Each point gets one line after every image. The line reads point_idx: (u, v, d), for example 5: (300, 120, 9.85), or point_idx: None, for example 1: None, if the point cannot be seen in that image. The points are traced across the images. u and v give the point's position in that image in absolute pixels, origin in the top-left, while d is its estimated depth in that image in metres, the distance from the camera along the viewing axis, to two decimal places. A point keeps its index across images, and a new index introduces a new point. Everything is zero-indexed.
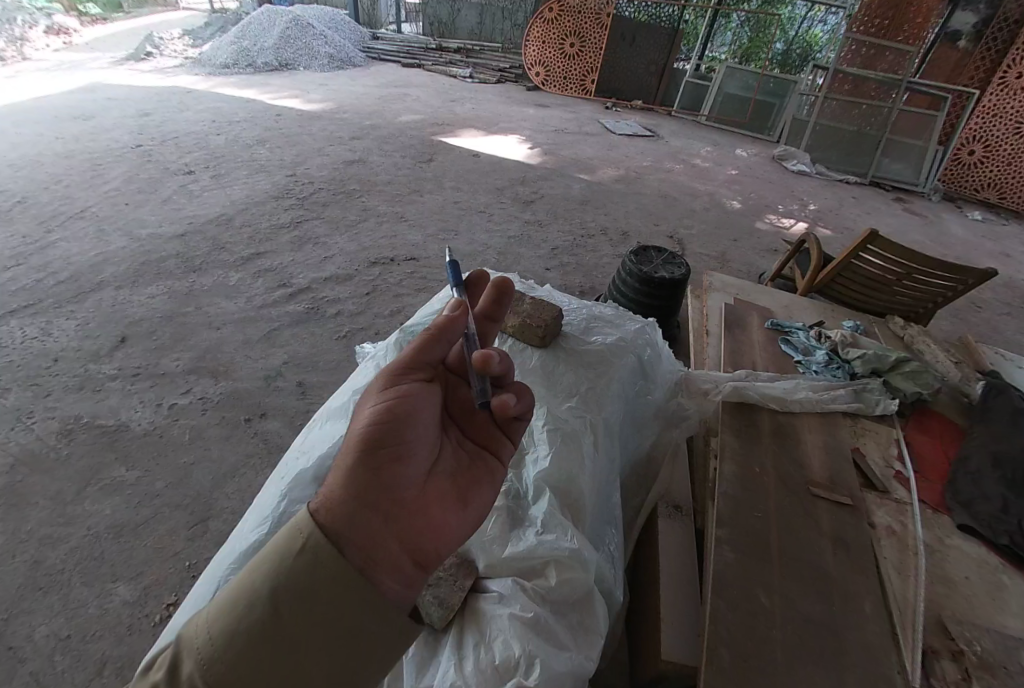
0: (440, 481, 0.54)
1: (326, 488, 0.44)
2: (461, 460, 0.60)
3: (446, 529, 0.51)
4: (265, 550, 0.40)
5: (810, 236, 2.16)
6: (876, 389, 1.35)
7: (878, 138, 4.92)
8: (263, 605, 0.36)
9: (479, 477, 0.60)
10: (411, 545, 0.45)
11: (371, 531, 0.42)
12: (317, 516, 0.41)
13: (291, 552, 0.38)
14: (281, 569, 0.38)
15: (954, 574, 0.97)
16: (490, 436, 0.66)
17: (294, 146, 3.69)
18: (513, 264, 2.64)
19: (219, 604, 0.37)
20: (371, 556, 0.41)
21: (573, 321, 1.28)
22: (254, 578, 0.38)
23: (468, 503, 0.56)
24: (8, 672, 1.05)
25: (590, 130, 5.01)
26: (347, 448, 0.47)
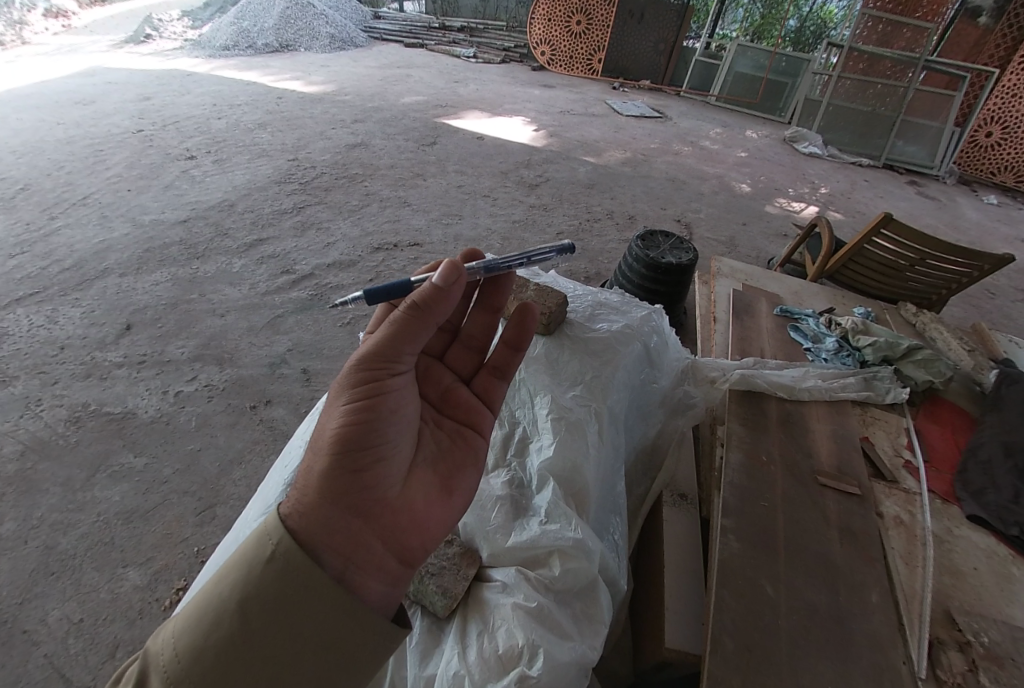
0: (421, 473, 0.54)
1: (294, 492, 0.43)
2: (442, 447, 0.61)
3: (430, 521, 0.51)
4: (235, 558, 0.39)
5: (821, 221, 2.11)
6: (886, 377, 1.33)
7: (893, 118, 4.78)
8: (231, 618, 0.36)
9: (462, 463, 0.61)
10: (393, 543, 0.46)
11: (349, 535, 0.42)
12: (289, 522, 0.40)
13: (258, 562, 0.38)
14: (250, 580, 0.37)
15: (961, 564, 0.96)
16: (471, 418, 0.68)
17: (296, 130, 3.65)
18: (517, 250, 2.62)
19: (186, 616, 0.37)
20: (351, 558, 0.41)
21: (578, 308, 1.26)
22: (221, 588, 0.37)
23: (453, 492, 0.57)
24: (23, 654, 1.08)
25: (596, 111, 4.91)
26: (317, 452, 0.45)
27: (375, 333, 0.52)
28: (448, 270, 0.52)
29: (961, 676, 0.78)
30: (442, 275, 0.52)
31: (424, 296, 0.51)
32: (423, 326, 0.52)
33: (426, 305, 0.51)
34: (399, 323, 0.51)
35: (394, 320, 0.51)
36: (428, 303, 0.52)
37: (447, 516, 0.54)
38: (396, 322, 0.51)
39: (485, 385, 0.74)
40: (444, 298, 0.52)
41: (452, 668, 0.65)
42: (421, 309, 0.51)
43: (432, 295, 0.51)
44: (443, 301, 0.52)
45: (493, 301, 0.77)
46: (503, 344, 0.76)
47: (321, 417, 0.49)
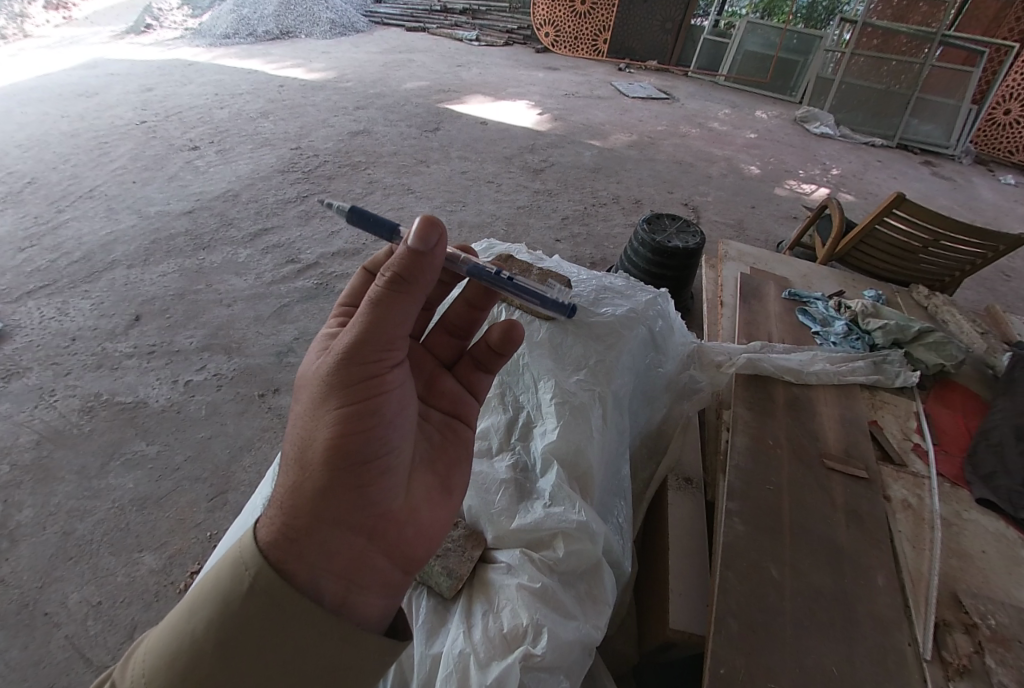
0: (420, 475, 0.55)
1: (277, 516, 0.41)
2: (436, 444, 0.61)
3: (434, 523, 0.53)
4: (207, 590, 0.38)
5: (831, 202, 2.07)
6: (896, 360, 1.31)
7: (907, 96, 4.65)
8: (211, 655, 0.36)
9: (453, 459, 0.61)
10: (396, 555, 0.47)
11: (351, 556, 0.42)
12: (271, 553, 0.39)
13: (235, 596, 0.37)
14: (226, 613, 0.37)
15: (970, 548, 0.95)
16: (458, 410, 0.69)
17: (298, 118, 3.63)
18: (521, 236, 2.60)
19: (161, 650, 0.37)
20: (353, 580, 0.42)
21: (582, 293, 1.24)
22: (196, 624, 0.37)
23: (452, 489, 0.58)
24: (45, 636, 1.11)
25: (602, 93, 4.82)
26: (308, 469, 0.43)
27: (358, 321, 0.47)
28: (425, 229, 0.45)
29: (966, 658, 0.78)
30: (421, 237, 0.44)
31: (403, 265, 0.45)
32: (407, 305, 0.47)
33: (406, 275, 0.46)
34: (383, 304, 0.45)
35: (375, 300, 0.46)
36: (408, 276, 0.46)
37: (449, 514, 0.55)
38: (378, 306, 0.46)
39: (467, 377, 0.74)
40: (425, 264, 0.46)
41: (458, 646, 0.66)
42: (405, 286, 0.46)
43: (410, 262, 0.45)
44: (426, 265, 0.46)
45: (477, 294, 0.76)
46: (485, 345, 0.73)
47: (304, 423, 0.46)
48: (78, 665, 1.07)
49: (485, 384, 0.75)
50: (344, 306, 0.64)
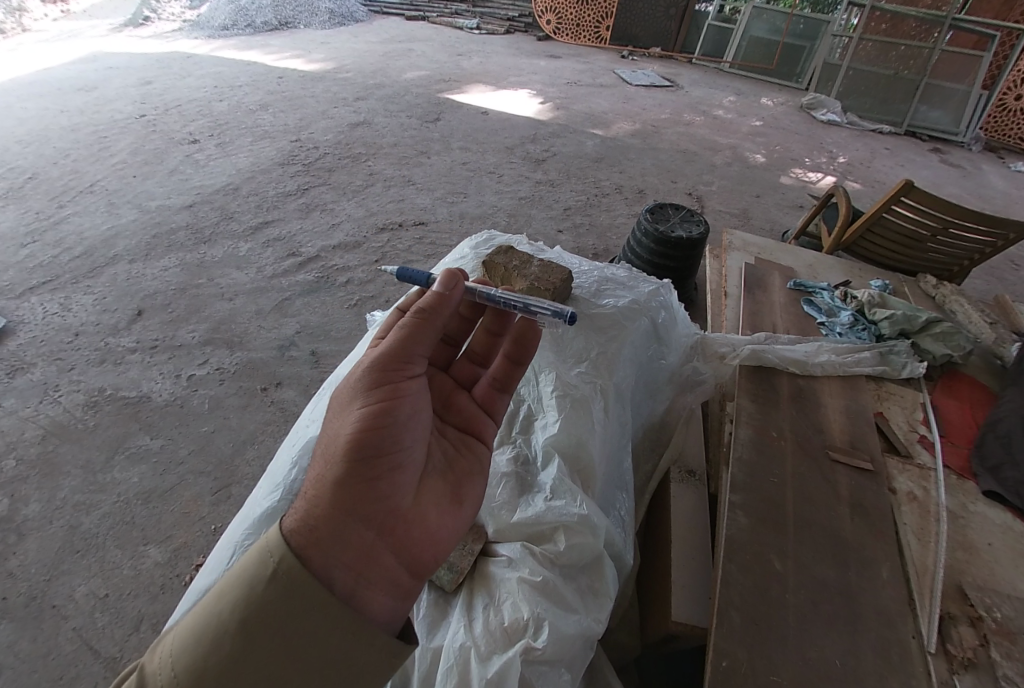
0: (430, 482, 0.54)
1: (300, 505, 0.42)
2: (448, 455, 0.60)
3: (442, 532, 0.51)
4: (235, 573, 0.38)
5: (837, 190, 2.04)
6: (902, 352, 1.29)
7: (916, 82, 4.57)
8: (230, 638, 0.34)
9: (468, 472, 0.61)
10: (405, 555, 0.46)
11: (362, 548, 0.42)
12: (292, 537, 0.39)
13: (259, 581, 0.36)
14: (251, 595, 0.36)
15: (976, 540, 0.94)
16: (474, 426, 0.68)
17: (297, 110, 3.60)
18: (523, 227, 2.58)
19: (185, 632, 0.36)
20: (363, 572, 0.41)
21: (584, 284, 1.23)
22: (218, 607, 0.36)
23: (462, 499, 0.57)
24: (53, 628, 1.12)
25: (604, 81, 4.76)
26: (331, 460, 0.45)
27: (388, 340, 0.54)
28: (446, 279, 0.58)
29: (971, 651, 0.78)
30: (442, 284, 0.58)
31: (429, 302, 0.55)
32: (426, 331, 0.55)
33: (429, 308, 0.55)
34: (410, 327, 0.54)
35: (402, 328, 0.54)
36: (432, 309, 0.55)
37: (456, 526, 0.54)
38: (406, 328, 0.54)
39: (486, 397, 0.74)
40: (445, 302, 0.57)
41: (458, 639, 0.65)
42: (427, 314, 0.55)
43: (435, 302, 0.56)
44: (445, 304, 0.56)
45: (494, 325, 0.80)
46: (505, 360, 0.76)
47: (331, 424, 0.49)
48: (86, 656, 1.08)
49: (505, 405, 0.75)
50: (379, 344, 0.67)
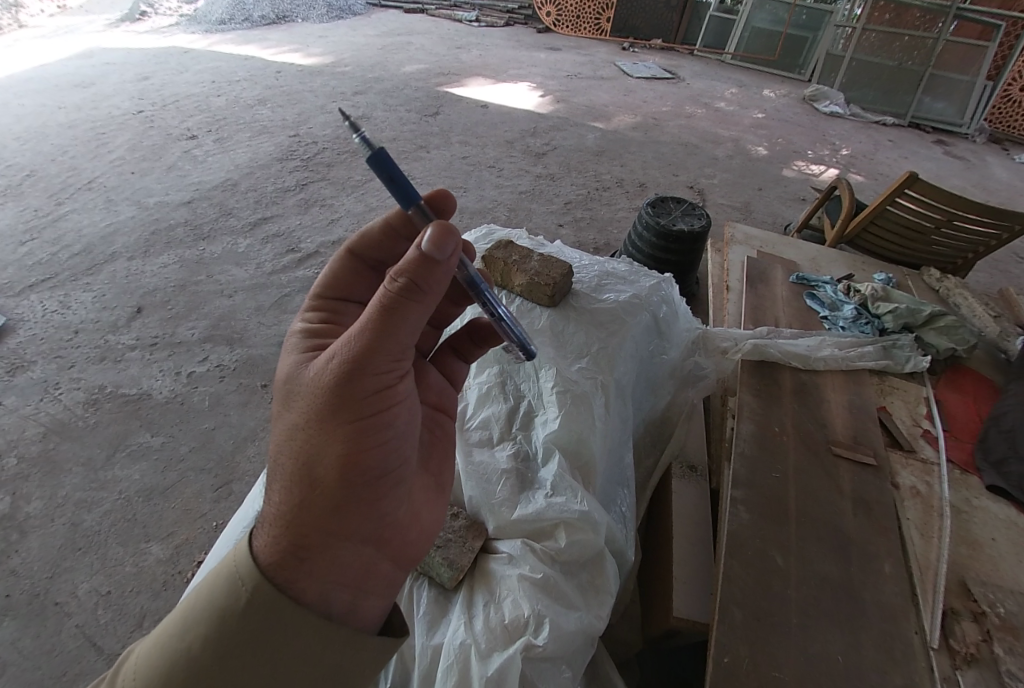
0: (417, 479, 0.54)
1: (282, 536, 0.39)
2: (426, 444, 0.60)
3: (429, 522, 0.53)
4: (202, 606, 0.37)
5: (840, 182, 2.02)
6: (906, 345, 1.28)
7: (919, 73, 4.53)
8: (212, 676, 0.34)
9: (441, 455, 0.61)
10: (400, 557, 0.48)
11: (357, 566, 0.42)
12: (274, 571, 0.38)
13: (232, 615, 0.35)
14: (224, 631, 0.35)
15: (979, 535, 0.94)
16: (442, 402, 0.68)
17: (296, 104, 3.57)
18: (523, 221, 2.57)
19: (157, 669, 0.35)
20: (361, 587, 0.43)
21: (584, 278, 1.22)
22: (189, 641, 0.35)
23: (443, 486, 0.58)
24: (56, 625, 1.13)
25: (605, 74, 4.72)
26: (317, 486, 0.41)
27: (364, 323, 0.42)
28: (440, 236, 0.43)
29: (974, 646, 0.77)
30: (431, 243, 0.43)
31: (411, 276, 0.42)
32: (417, 315, 0.43)
33: (418, 284, 0.42)
34: (397, 316, 0.42)
35: (386, 310, 0.42)
36: (421, 283, 0.43)
37: (441, 514, 0.56)
38: (389, 317, 0.42)
39: (448, 367, 0.74)
40: (438, 274, 0.44)
41: (459, 637, 0.65)
42: (418, 295, 0.43)
43: (421, 270, 0.42)
44: (438, 272, 0.44)
45: (463, 290, 0.75)
46: (466, 333, 0.76)
47: (302, 430, 0.42)
48: (89, 653, 1.09)
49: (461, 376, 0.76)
50: (322, 296, 0.63)
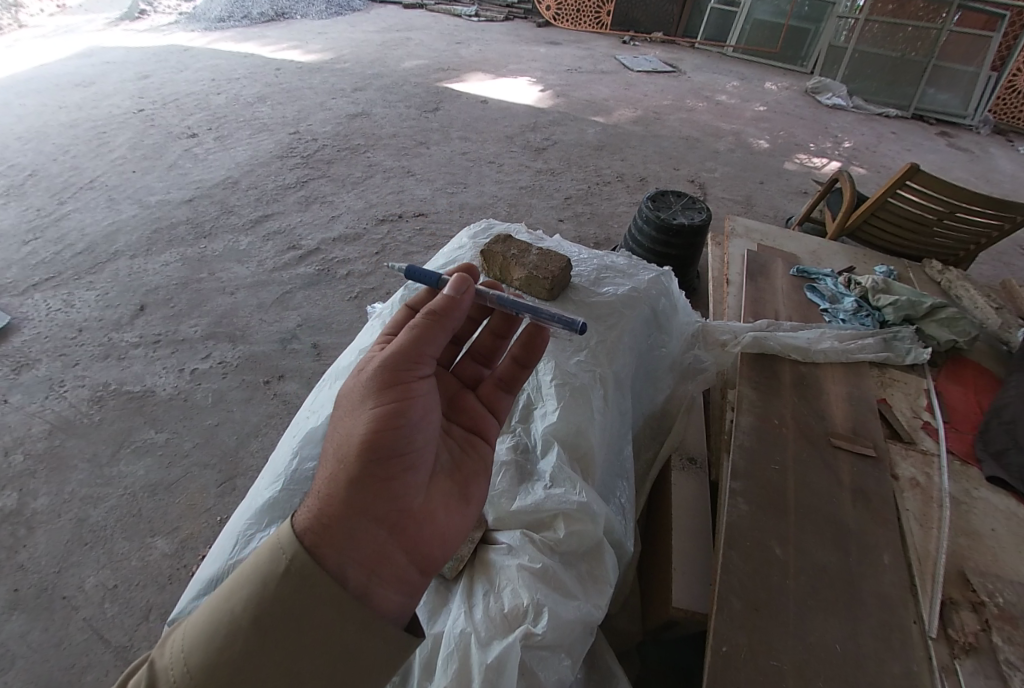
0: (440, 482, 0.54)
1: (314, 503, 0.42)
2: (456, 456, 0.60)
3: (449, 529, 0.51)
4: (246, 568, 0.38)
5: (842, 175, 2.01)
6: (907, 338, 1.28)
7: (923, 64, 4.49)
8: (242, 636, 0.35)
9: (473, 473, 0.60)
10: (416, 554, 0.46)
11: (374, 546, 0.42)
12: (303, 534, 0.39)
13: (270, 576, 0.37)
14: (262, 591, 0.36)
15: (979, 526, 0.94)
16: (479, 426, 0.67)
17: (296, 101, 3.57)
18: (523, 216, 2.57)
19: (197, 629, 0.36)
20: (375, 570, 0.41)
21: (583, 272, 1.22)
22: (232, 603, 0.36)
23: (469, 499, 0.56)
24: (64, 618, 1.14)
25: (605, 68, 4.69)
26: (344, 460, 0.44)
27: (399, 338, 0.51)
28: (459, 281, 0.55)
29: (972, 636, 0.78)
30: (454, 285, 0.55)
31: (440, 303, 0.53)
32: (438, 331, 0.52)
33: (442, 310, 0.53)
34: (423, 328, 0.51)
35: (414, 325, 0.51)
36: (445, 311, 0.53)
37: (465, 525, 0.54)
38: (417, 327, 0.51)
39: (490, 397, 0.73)
40: (458, 305, 0.54)
41: (459, 626, 0.65)
42: (439, 315, 0.52)
43: (447, 303, 0.53)
44: (458, 307, 0.54)
45: (502, 323, 0.79)
46: (510, 360, 0.74)
47: (341, 425, 0.48)
48: (97, 646, 1.10)
49: (507, 403, 0.74)
50: (388, 334, 0.63)
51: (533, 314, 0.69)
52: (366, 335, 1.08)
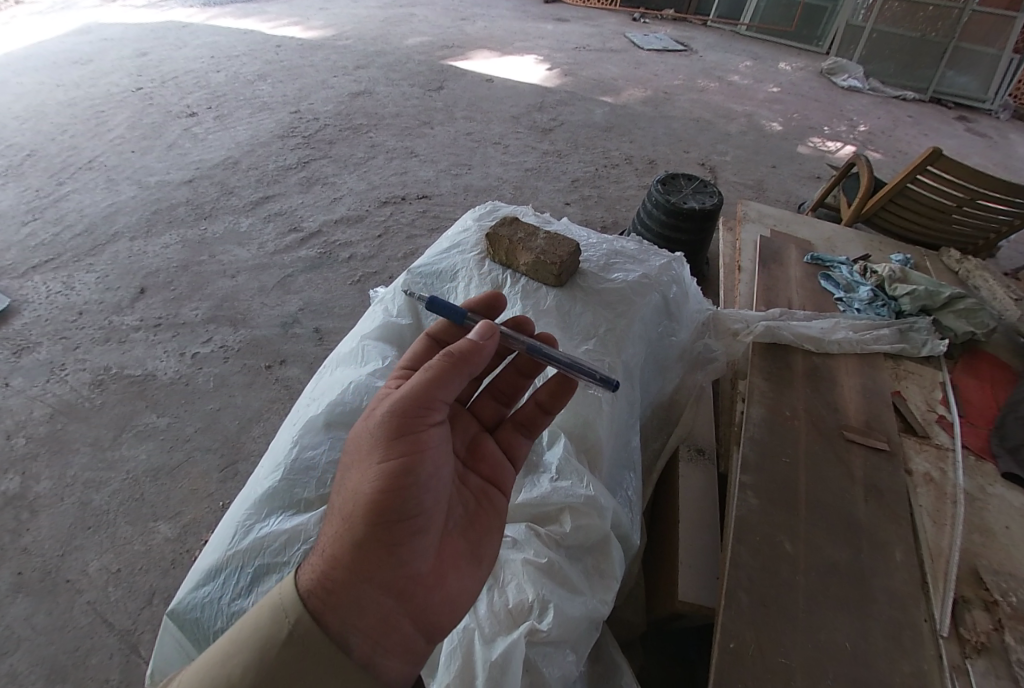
0: (451, 540, 0.51)
1: (319, 563, 0.40)
2: (471, 509, 0.56)
3: (459, 592, 0.49)
4: (247, 626, 0.36)
5: (859, 159, 1.95)
6: (923, 328, 1.24)
7: (943, 45, 4.34)
8: None
9: (487, 527, 0.57)
10: (422, 622, 0.44)
11: (379, 617, 0.39)
12: (309, 600, 0.37)
13: (270, 644, 0.34)
14: (261, 662, 0.33)
15: (993, 523, 0.92)
16: (497, 473, 0.63)
17: (296, 79, 3.49)
18: (529, 199, 2.51)
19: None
20: (378, 641, 0.39)
21: (592, 258, 1.18)
22: (228, 668, 0.33)
23: (482, 559, 0.53)
24: (68, 602, 1.14)
25: (614, 46, 4.56)
26: (351, 520, 0.42)
27: (416, 380, 0.48)
28: (485, 327, 0.52)
29: (984, 635, 0.76)
30: (480, 330, 0.52)
31: (462, 345, 0.50)
32: (455, 376, 0.49)
33: (463, 353, 0.49)
34: (441, 373, 0.48)
35: (432, 368, 0.48)
36: (466, 353, 0.50)
37: (475, 588, 0.51)
38: (435, 372, 0.48)
39: (508, 441, 0.69)
40: (481, 349, 0.51)
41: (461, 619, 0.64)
42: (459, 358, 0.49)
43: (469, 346, 0.50)
44: (479, 350, 0.51)
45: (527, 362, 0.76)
46: (533, 404, 0.71)
47: (350, 477, 0.45)
48: (101, 629, 1.11)
49: (526, 448, 0.70)
50: (405, 366, 0.62)
51: (564, 367, 0.72)
52: (368, 322, 1.05)
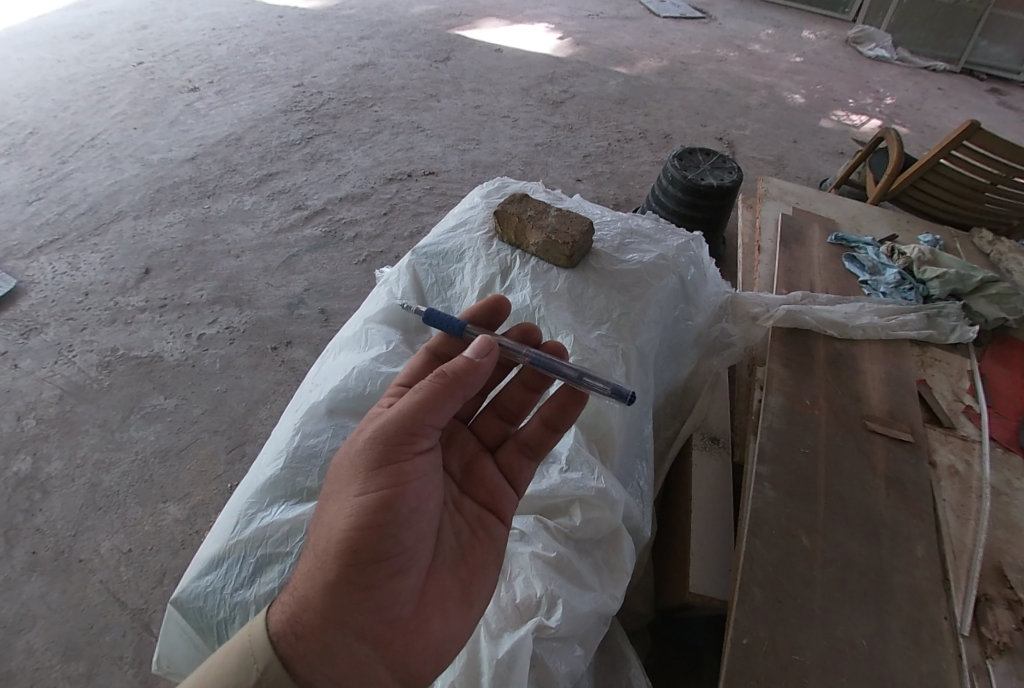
0: (438, 577, 0.49)
1: (294, 601, 0.40)
2: (463, 541, 0.54)
3: (444, 634, 0.47)
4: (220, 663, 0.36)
5: (888, 133, 1.84)
6: (953, 314, 1.18)
7: (978, 12, 4.10)
8: None
9: (479, 562, 0.54)
10: (399, 668, 0.42)
11: (351, 662, 0.39)
12: (279, 643, 0.37)
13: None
14: None
15: (1020, 519, 0.88)
16: (494, 500, 0.60)
17: (299, 51, 3.38)
18: (539, 176, 2.43)
19: None
20: None
21: (605, 237, 1.13)
22: None
23: (472, 596, 0.51)
24: (81, 581, 1.16)
25: (629, 14, 4.35)
26: (326, 557, 0.40)
27: (403, 404, 0.45)
28: (481, 347, 0.49)
29: (1006, 635, 0.73)
30: (474, 350, 0.49)
31: (455, 368, 0.47)
32: (445, 401, 0.46)
33: (454, 376, 0.47)
34: (428, 399, 0.45)
35: (420, 393, 0.45)
36: (456, 377, 0.47)
37: (463, 629, 0.49)
38: (422, 397, 0.45)
39: (509, 463, 0.65)
40: (474, 371, 0.48)
41: None
42: (449, 383, 0.46)
43: (462, 369, 0.47)
44: (472, 374, 0.48)
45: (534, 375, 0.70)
46: (539, 421, 0.66)
47: (330, 507, 0.44)
48: (113, 608, 1.12)
49: (530, 470, 0.66)
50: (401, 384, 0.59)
51: (570, 380, 0.63)
52: (372, 305, 1.01)
